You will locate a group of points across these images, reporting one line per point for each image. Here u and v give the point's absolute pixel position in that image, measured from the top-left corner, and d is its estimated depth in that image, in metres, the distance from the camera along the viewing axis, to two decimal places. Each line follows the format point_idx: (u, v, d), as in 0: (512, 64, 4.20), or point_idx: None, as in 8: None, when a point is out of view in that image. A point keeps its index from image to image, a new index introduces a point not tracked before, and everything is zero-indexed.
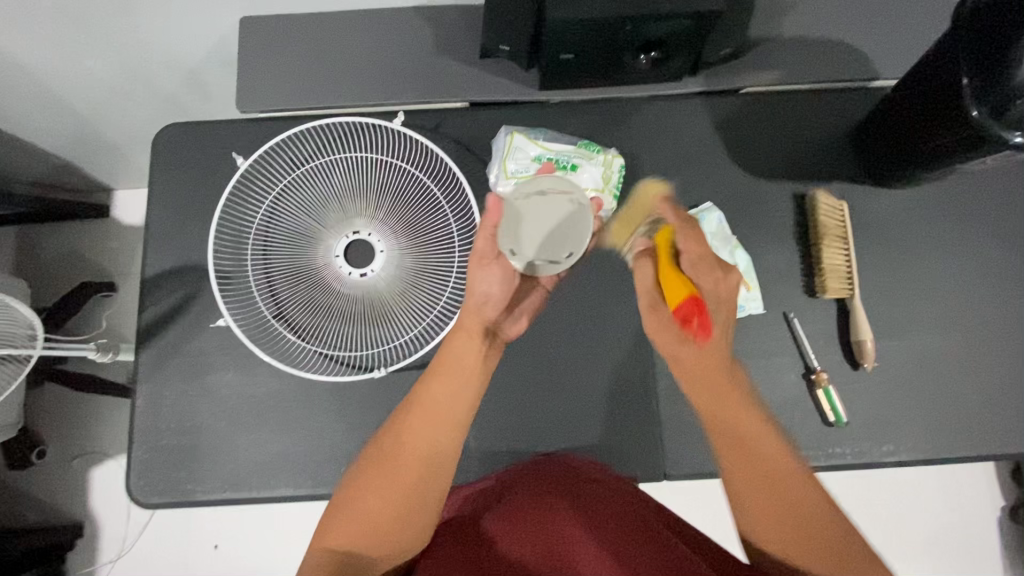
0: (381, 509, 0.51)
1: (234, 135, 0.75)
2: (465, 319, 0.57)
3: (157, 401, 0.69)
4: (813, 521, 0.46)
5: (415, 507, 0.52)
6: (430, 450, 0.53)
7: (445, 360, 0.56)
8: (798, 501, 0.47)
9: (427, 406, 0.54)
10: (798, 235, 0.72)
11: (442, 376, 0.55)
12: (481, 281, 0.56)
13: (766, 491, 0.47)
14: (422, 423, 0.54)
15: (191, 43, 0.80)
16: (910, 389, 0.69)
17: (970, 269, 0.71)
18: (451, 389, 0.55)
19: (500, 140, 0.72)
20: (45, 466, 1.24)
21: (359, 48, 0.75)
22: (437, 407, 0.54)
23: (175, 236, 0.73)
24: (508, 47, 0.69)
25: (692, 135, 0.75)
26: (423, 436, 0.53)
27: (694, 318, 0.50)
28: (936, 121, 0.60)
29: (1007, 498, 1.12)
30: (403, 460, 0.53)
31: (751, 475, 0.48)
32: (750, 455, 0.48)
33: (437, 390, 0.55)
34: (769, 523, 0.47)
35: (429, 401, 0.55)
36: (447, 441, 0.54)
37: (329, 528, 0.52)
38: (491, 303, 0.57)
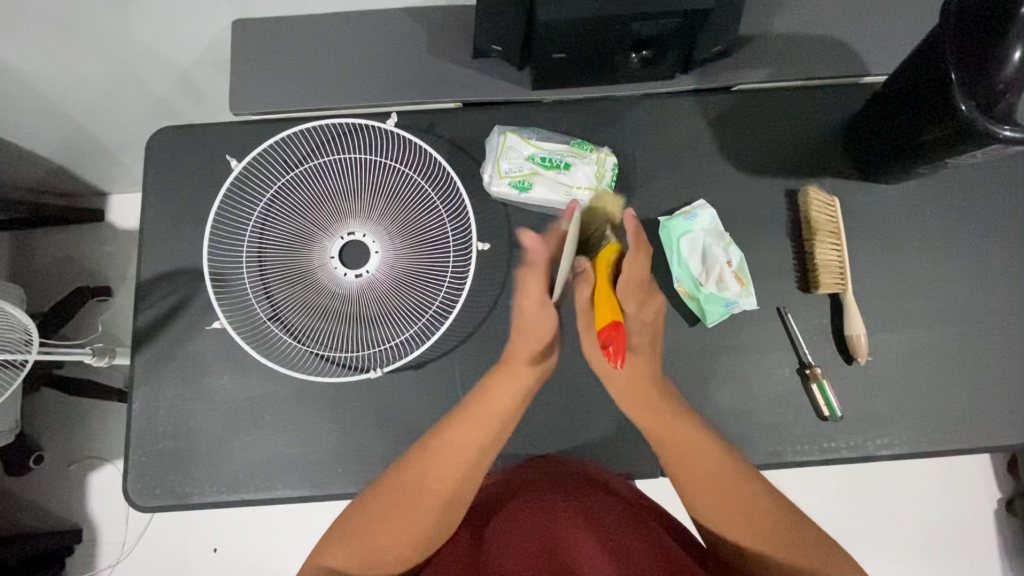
0: (410, 522, 0.53)
1: (226, 137, 0.75)
2: (520, 343, 0.62)
3: (153, 405, 0.69)
4: (758, 516, 0.52)
5: (444, 517, 0.54)
6: (476, 463, 0.57)
7: (496, 382, 0.60)
8: (741, 490, 0.54)
9: (472, 421, 0.58)
10: (791, 231, 0.72)
11: (497, 390, 0.60)
12: (543, 313, 0.61)
13: (705, 483, 0.55)
14: (451, 455, 0.56)
15: (183, 47, 0.80)
16: (903, 383, 0.69)
17: (961, 262, 0.71)
18: (500, 403, 0.59)
19: (493, 140, 0.72)
20: (43, 472, 1.23)
21: (352, 49, 0.75)
22: (486, 420, 0.58)
23: (169, 240, 0.73)
24: (499, 47, 0.70)
25: (684, 133, 0.75)
26: (466, 450, 0.57)
27: (611, 342, 0.54)
28: (929, 115, 0.60)
29: (1002, 490, 1.13)
30: (432, 489, 0.54)
31: (693, 471, 0.56)
32: (692, 453, 0.57)
33: (484, 407, 0.59)
34: (707, 507, 0.54)
35: (472, 416, 0.58)
36: (487, 453, 0.58)
37: (333, 544, 0.53)
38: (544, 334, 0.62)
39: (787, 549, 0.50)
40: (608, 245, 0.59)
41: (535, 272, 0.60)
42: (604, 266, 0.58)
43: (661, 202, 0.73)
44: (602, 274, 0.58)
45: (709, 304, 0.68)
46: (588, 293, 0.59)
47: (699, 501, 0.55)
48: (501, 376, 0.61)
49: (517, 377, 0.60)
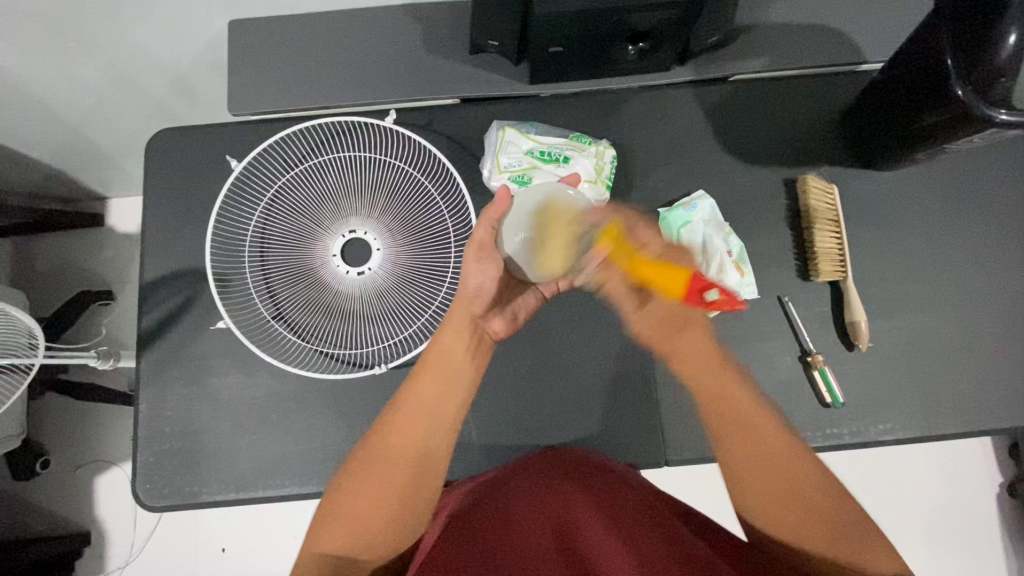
0: (369, 508, 0.54)
1: (225, 138, 0.75)
2: (455, 313, 0.62)
3: (159, 405, 0.70)
4: (808, 498, 0.51)
5: (410, 500, 0.56)
6: (422, 443, 0.58)
7: (433, 359, 0.61)
8: (788, 465, 0.53)
9: (412, 403, 0.59)
10: (790, 219, 0.72)
11: (428, 371, 0.60)
12: (477, 273, 0.61)
13: (760, 462, 0.54)
14: (407, 422, 0.58)
15: (179, 49, 0.80)
16: (904, 368, 0.70)
17: (961, 248, 0.72)
18: (439, 382, 0.60)
19: (492, 135, 0.73)
20: (50, 476, 1.24)
21: (349, 48, 0.75)
22: (423, 403, 0.59)
23: (171, 241, 0.73)
24: (497, 43, 0.70)
25: (682, 124, 0.75)
26: (412, 434, 0.58)
27: (700, 288, 0.59)
28: (926, 102, 0.60)
29: (1004, 474, 1.14)
30: (392, 460, 0.56)
31: (751, 448, 0.55)
32: (750, 432, 0.55)
33: (423, 386, 0.60)
34: (761, 496, 0.53)
35: (415, 400, 0.59)
36: (437, 433, 0.59)
37: (321, 529, 0.54)
38: (483, 296, 0.62)
39: (834, 543, 0.49)
40: (607, 224, 0.63)
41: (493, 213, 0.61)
42: (617, 238, 0.62)
43: (660, 194, 0.74)
44: (624, 244, 0.62)
45: None
46: (620, 276, 0.64)
47: (743, 476, 0.54)
48: (435, 354, 0.61)
49: (450, 355, 0.61)
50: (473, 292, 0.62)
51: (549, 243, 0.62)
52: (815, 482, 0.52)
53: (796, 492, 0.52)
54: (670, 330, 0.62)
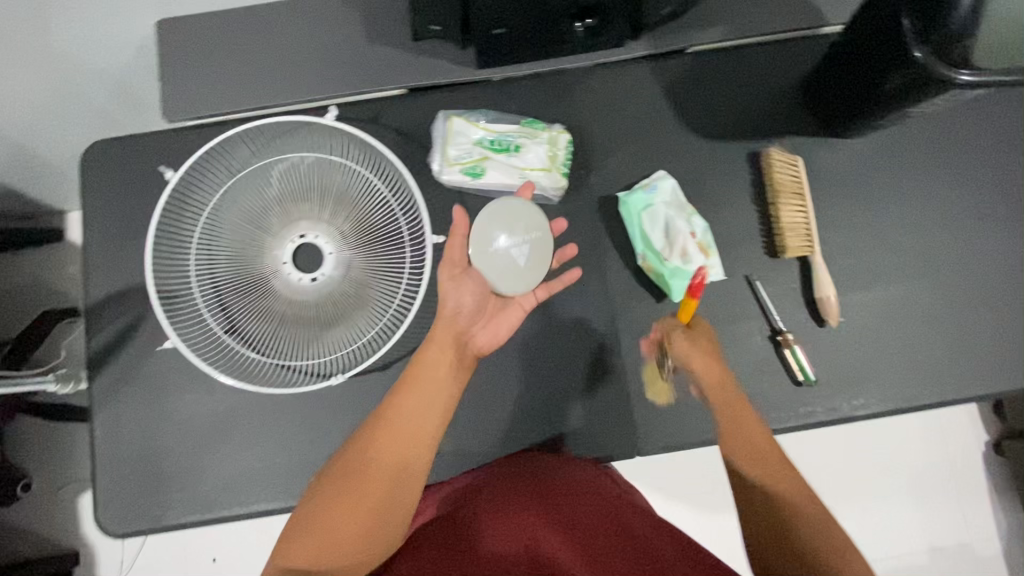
0: (342, 525, 0.51)
1: (162, 147, 0.72)
2: (438, 328, 0.60)
3: (117, 429, 0.67)
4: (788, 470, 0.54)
5: (386, 515, 0.52)
6: (405, 459, 0.55)
7: (418, 374, 0.58)
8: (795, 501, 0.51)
9: (395, 420, 0.56)
10: (754, 195, 0.70)
11: (412, 389, 0.57)
12: (454, 291, 0.60)
13: (758, 447, 0.56)
14: (389, 436, 0.55)
15: (109, 53, 0.76)
16: (877, 342, 0.68)
17: (932, 213, 0.70)
18: (424, 399, 0.57)
19: (440, 126, 0.70)
20: (33, 499, 1.22)
21: (286, 43, 0.71)
22: (408, 421, 0.56)
23: (114, 258, 0.70)
24: (439, 27, 0.65)
25: (639, 101, 0.72)
26: (394, 453, 0.55)
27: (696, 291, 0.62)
28: (889, 62, 0.57)
29: (990, 432, 1.14)
30: (373, 473, 0.53)
31: (743, 429, 0.58)
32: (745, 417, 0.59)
33: (409, 404, 0.57)
34: (744, 454, 0.56)
35: (401, 417, 0.56)
36: (416, 453, 0.55)
37: (286, 545, 0.51)
38: (462, 313, 0.60)
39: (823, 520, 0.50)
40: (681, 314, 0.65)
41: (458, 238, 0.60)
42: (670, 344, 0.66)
43: (620, 177, 0.71)
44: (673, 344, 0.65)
45: (675, 279, 0.66)
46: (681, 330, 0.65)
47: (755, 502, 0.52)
48: (420, 370, 0.58)
49: (436, 372, 0.58)
50: (455, 306, 0.60)
51: (654, 387, 0.69)
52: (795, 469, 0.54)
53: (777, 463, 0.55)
54: (712, 379, 0.63)
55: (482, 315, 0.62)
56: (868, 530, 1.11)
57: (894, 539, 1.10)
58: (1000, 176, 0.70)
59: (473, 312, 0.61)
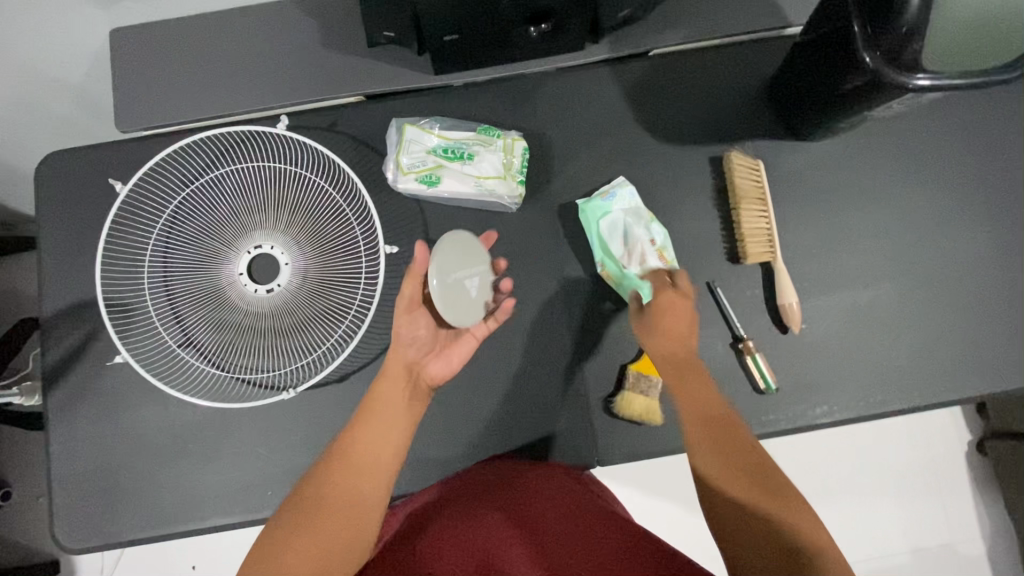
0: (299, 563, 0.48)
1: (117, 157, 0.71)
2: (389, 360, 0.61)
3: (72, 444, 0.67)
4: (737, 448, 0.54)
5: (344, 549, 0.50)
6: (360, 490, 0.53)
7: (370, 406, 0.58)
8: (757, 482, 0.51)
9: (348, 452, 0.55)
10: (716, 200, 0.69)
11: (365, 421, 0.57)
12: (408, 323, 0.61)
13: (709, 427, 0.55)
14: (343, 469, 0.54)
15: (65, 64, 0.75)
16: (841, 348, 0.67)
17: (897, 216, 0.68)
18: (378, 430, 0.57)
19: (393, 135, 0.69)
20: (12, 508, 1.22)
21: (241, 51, 0.71)
22: (361, 452, 0.55)
23: (69, 271, 0.69)
24: (391, 33, 0.66)
25: (599, 106, 0.71)
26: (349, 484, 0.54)
27: None
28: (845, 63, 0.56)
29: (972, 432, 1.13)
30: (327, 507, 0.52)
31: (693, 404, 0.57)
32: (697, 392, 0.58)
33: (363, 434, 0.56)
34: (696, 434, 0.55)
35: (355, 448, 0.55)
36: (369, 484, 0.54)
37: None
38: (415, 344, 0.61)
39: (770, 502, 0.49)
40: None
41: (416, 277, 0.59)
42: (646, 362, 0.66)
43: (580, 183, 0.70)
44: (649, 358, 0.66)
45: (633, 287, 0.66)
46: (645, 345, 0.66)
47: (716, 486, 0.51)
48: (371, 403, 0.58)
49: (388, 403, 0.59)
50: (407, 341, 0.61)
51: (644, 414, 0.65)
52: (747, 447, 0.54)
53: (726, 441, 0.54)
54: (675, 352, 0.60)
55: (435, 348, 0.62)
56: (850, 533, 1.10)
57: (876, 541, 1.09)
58: (967, 177, 0.69)
59: (425, 344, 0.62)
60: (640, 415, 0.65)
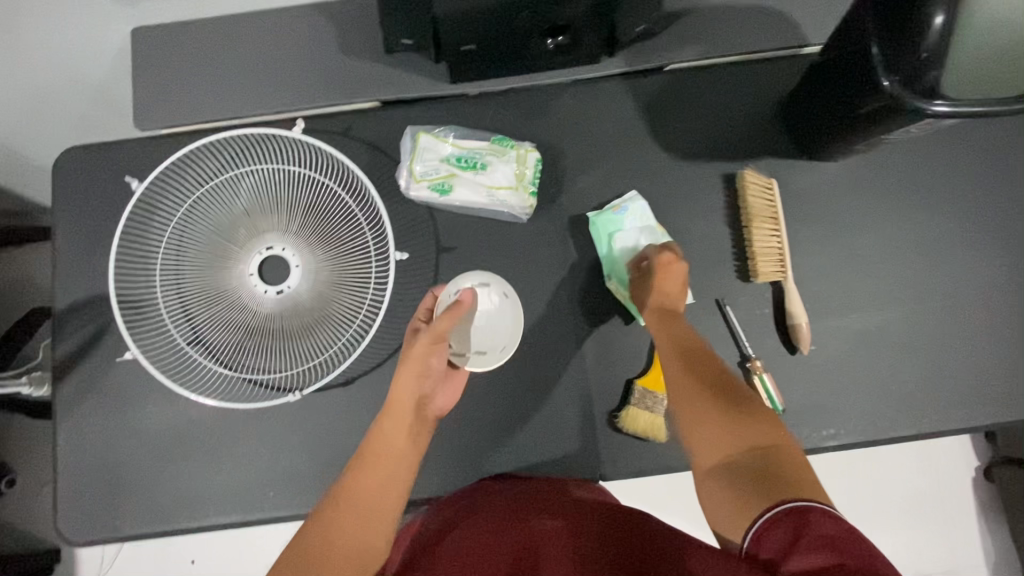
0: None
1: (135, 154, 0.72)
2: (398, 400, 0.57)
3: (78, 437, 0.67)
4: (714, 376, 0.54)
5: None
6: (366, 541, 0.50)
7: (372, 447, 0.56)
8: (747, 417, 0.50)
9: (354, 495, 0.52)
10: (728, 218, 0.69)
11: (372, 462, 0.55)
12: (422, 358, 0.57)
13: (687, 356, 0.56)
14: (349, 517, 0.51)
15: (87, 61, 0.76)
16: (850, 371, 0.66)
17: (910, 240, 0.68)
18: (379, 474, 0.54)
19: (407, 142, 0.69)
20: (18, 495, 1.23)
21: (259, 54, 0.71)
22: (368, 493, 0.53)
23: (81, 266, 0.70)
24: (409, 40, 0.66)
25: (613, 119, 0.71)
26: (354, 532, 0.50)
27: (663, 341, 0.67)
28: (865, 86, 0.56)
29: (981, 458, 1.12)
30: (333, 558, 0.48)
31: (673, 336, 0.58)
32: (676, 326, 0.59)
33: (368, 478, 0.54)
34: (672, 361, 0.56)
35: (355, 495, 0.52)
36: (380, 526, 0.52)
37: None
38: (429, 380, 0.59)
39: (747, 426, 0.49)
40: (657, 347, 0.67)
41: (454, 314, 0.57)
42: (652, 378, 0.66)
43: (591, 195, 0.70)
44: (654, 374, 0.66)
45: None
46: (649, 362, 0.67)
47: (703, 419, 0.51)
48: (377, 439, 0.56)
49: (394, 442, 0.56)
50: (418, 380, 0.58)
51: (649, 430, 0.65)
52: (724, 374, 0.54)
53: (704, 370, 0.55)
54: (657, 290, 0.61)
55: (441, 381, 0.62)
56: None
57: None
58: (983, 202, 0.68)
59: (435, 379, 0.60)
60: (646, 431, 0.65)
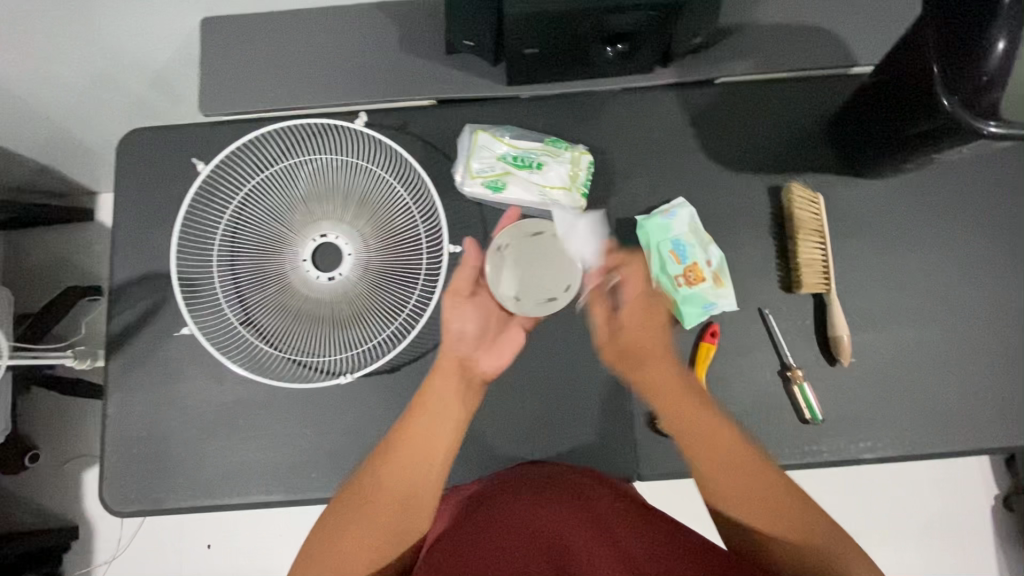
0: (352, 552, 0.50)
1: (197, 138, 0.74)
2: (442, 357, 0.60)
3: (128, 409, 0.69)
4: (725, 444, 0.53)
5: (392, 544, 0.52)
6: (410, 485, 0.54)
7: (424, 397, 0.58)
8: (768, 484, 0.51)
9: (402, 441, 0.56)
10: (773, 229, 0.70)
11: (422, 411, 0.57)
12: (456, 317, 0.61)
13: (692, 429, 0.55)
14: (399, 461, 0.54)
15: (154, 47, 0.79)
16: (888, 385, 0.67)
17: (952, 260, 0.69)
18: (434, 422, 0.57)
19: (465, 139, 0.71)
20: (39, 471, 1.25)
21: (323, 49, 0.74)
22: (417, 440, 0.56)
23: (140, 243, 0.72)
24: (471, 41, 0.68)
25: (663, 128, 0.73)
26: (403, 476, 0.54)
27: (710, 334, 0.67)
28: (916, 107, 0.57)
29: (1000, 487, 1.11)
30: (380, 500, 0.53)
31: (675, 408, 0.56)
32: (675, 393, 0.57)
33: (419, 427, 0.56)
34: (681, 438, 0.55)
35: (411, 438, 0.56)
36: (426, 474, 0.55)
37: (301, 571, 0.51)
38: (464, 340, 0.61)
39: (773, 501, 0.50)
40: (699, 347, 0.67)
41: (470, 265, 0.61)
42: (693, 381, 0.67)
43: (639, 200, 0.72)
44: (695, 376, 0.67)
45: (687, 305, 0.67)
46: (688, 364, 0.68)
47: (722, 497, 0.51)
48: (428, 390, 0.58)
49: (444, 396, 0.58)
50: (461, 337, 0.61)
51: None
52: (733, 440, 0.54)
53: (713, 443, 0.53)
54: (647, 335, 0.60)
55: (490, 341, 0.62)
56: None
57: None
58: None
59: (479, 339, 0.62)
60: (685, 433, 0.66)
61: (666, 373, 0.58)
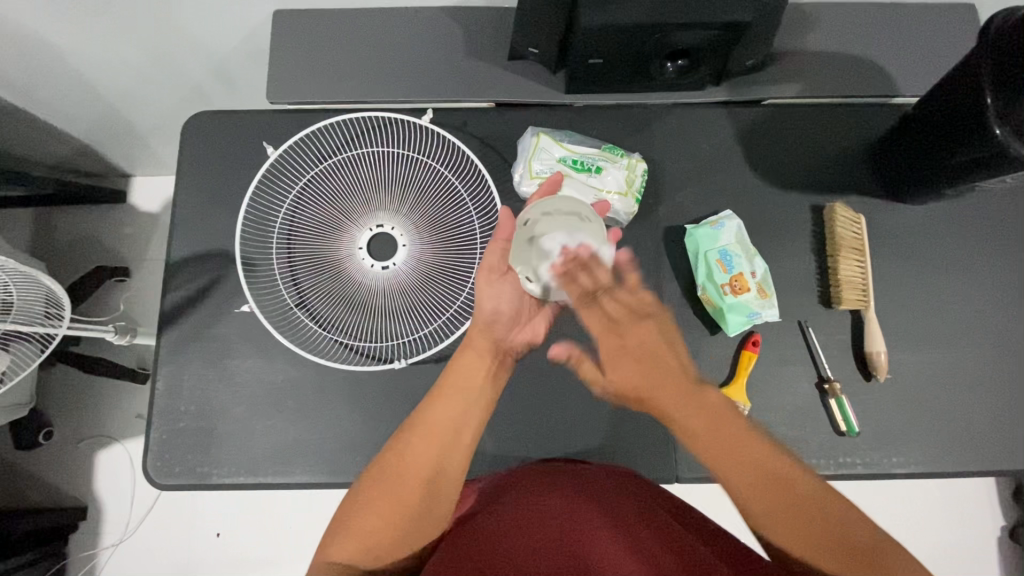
0: (377, 523, 0.52)
1: (263, 124, 0.77)
2: (477, 339, 0.61)
3: (176, 383, 0.70)
4: (767, 462, 0.52)
5: (419, 520, 0.53)
6: (435, 464, 0.55)
7: (452, 378, 0.59)
8: (803, 500, 0.50)
9: (430, 423, 0.57)
10: (815, 245, 0.73)
11: (449, 394, 0.58)
12: (491, 297, 0.62)
13: (729, 451, 0.53)
14: (424, 441, 0.56)
15: (220, 33, 0.81)
16: (921, 403, 0.69)
17: (984, 287, 0.72)
18: (457, 403, 0.58)
19: (526, 140, 0.74)
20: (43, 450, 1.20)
21: (389, 45, 0.76)
22: (445, 422, 0.57)
23: (201, 222, 0.75)
24: (537, 50, 0.71)
25: (713, 144, 0.76)
26: (427, 455, 0.55)
27: (753, 342, 0.69)
28: (961, 135, 0.60)
29: (1007, 518, 1.10)
30: (406, 477, 0.54)
31: (712, 435, 0.54)
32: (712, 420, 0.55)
33: (445, 408, 0.57)
34: (722, 454, 0.54)
35: (436, 417, 0.57)
36: (453, 456, 0.56)
37: (331, 540, 0.52)
38: (499, 321, 0.62)
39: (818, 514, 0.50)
40: (742, 355, 0.69)
41: (501, 243, 0.62)
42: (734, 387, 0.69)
43: (687, 211, 0.74)
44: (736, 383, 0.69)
45: (732, 313, 0.69)
46: (728, 372, 0.70)
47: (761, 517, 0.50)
48: (456, 372, 0.60)
49: (472, 380, 0.60)
50: (494, 317, 0.62)
51: None
52: (774, 459, 0.52)
53: (754, 460, 0.52)
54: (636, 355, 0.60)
55: (518, 327, 0.64)
56: None
57: None
58: None
59: (508, 322, 0.63)
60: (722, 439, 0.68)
61: (682, 406, 0.56)
